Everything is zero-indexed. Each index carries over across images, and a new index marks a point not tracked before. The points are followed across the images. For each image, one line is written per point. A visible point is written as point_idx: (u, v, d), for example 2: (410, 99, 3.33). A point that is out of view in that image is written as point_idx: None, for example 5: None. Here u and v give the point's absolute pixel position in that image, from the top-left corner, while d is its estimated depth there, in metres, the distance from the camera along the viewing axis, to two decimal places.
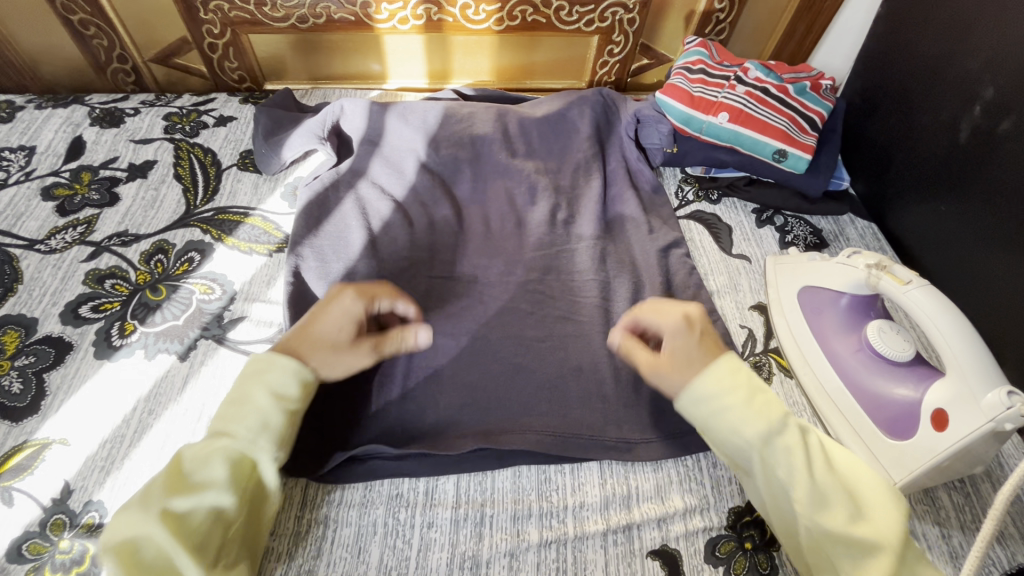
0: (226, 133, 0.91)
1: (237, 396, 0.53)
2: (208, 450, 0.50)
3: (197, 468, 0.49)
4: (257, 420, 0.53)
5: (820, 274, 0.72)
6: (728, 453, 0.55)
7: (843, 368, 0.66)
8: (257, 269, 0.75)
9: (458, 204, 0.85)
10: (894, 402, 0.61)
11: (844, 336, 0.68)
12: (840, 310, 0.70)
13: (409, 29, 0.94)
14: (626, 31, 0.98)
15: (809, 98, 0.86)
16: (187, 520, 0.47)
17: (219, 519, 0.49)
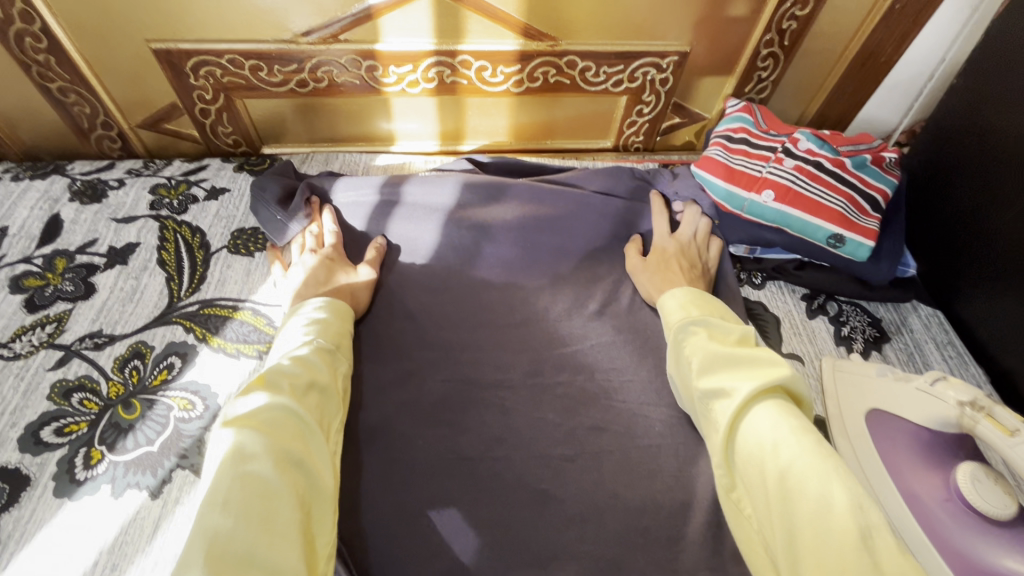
0: (218, 207, 0.83)
1: (311, 320, 0.62)
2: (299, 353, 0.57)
3: (298, 364, 0.56)
4: (336, 336, 0.62)
5: (891, 394, 0.62)
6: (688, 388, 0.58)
7: (927, 519, 0.56)
8: (245, 378, 0.66)
9: (472, 291, 0.76)
10: (995, 572, 0.51)
11: (923, 476, 0.58)
12: (919, 444, 0.59)
13: (419, 92, 0.85)
14: (658, 91, 0.89)
15: (869, 172, 0.76)
16: (299, 401, 0.52)
17: (320, 407, 0.54)
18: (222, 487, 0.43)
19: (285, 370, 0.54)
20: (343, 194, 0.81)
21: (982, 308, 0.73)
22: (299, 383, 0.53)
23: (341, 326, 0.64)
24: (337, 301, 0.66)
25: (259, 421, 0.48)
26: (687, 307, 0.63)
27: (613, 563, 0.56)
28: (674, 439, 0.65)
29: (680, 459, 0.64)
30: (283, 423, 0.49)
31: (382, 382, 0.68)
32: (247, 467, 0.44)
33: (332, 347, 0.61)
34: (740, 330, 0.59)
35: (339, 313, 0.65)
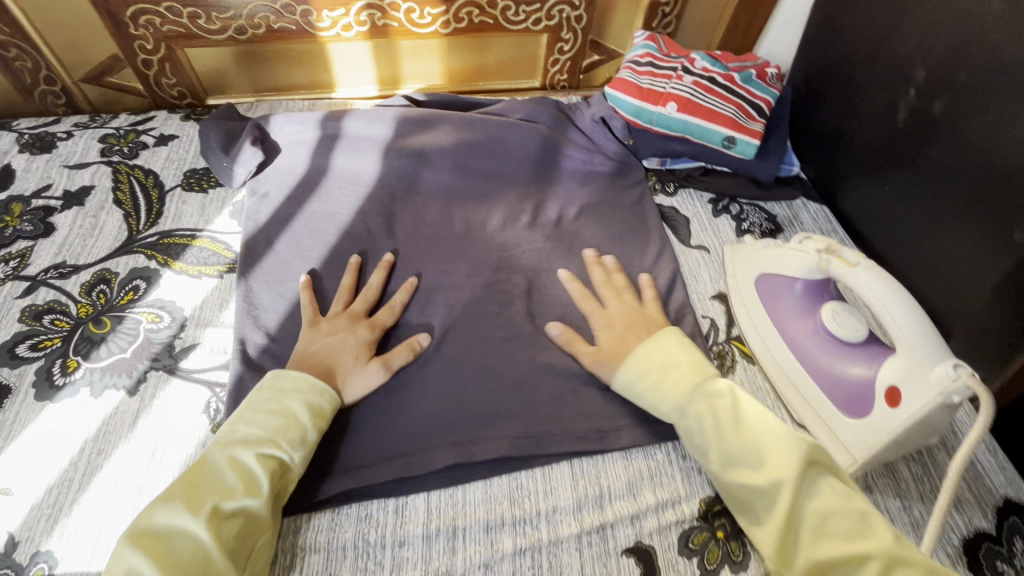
0: (168, 152, 0.87)
1: (278, 408, 0.58)
2: (244, 458, 0.53)
3: (239, 478, 0.52)
4: (299, 438, 0.57)
5: (773, 259, 0.73)
6: (691, 435, 0.59)
7: (799, 352, 0.68)
8: (208, 293, 0.73)
9: (415, 212, 0.83)
10: (846, 381, 0.63)
11: (797, 320, 0.70)
12: (796, 296, 0.71)
13: (354, 35, 0.92)
14: (575, 28, 0.98)
15: (756, 85, 0.87)
16: (218, 529, 0.49)
17: (252, 530, 0.51)
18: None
19: (222, 483, 0.51)
20: (283, 131, 0.87)
21: (852, 194, 0.86)
22: (229, 505, 0.50)
23: (312, 422, 0.58)
24: (315, 381, 0.60)
25: (165, 549, 0.47)
26: (669, 374, 0.62)
27: (546, 414, 0.66)
28: None
29: None
30: (190, 560, 0.47)
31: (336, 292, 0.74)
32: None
33: (289, 453, 0.55)
34: (729, 393, 0.60)
35: (315, 410, 0.59)
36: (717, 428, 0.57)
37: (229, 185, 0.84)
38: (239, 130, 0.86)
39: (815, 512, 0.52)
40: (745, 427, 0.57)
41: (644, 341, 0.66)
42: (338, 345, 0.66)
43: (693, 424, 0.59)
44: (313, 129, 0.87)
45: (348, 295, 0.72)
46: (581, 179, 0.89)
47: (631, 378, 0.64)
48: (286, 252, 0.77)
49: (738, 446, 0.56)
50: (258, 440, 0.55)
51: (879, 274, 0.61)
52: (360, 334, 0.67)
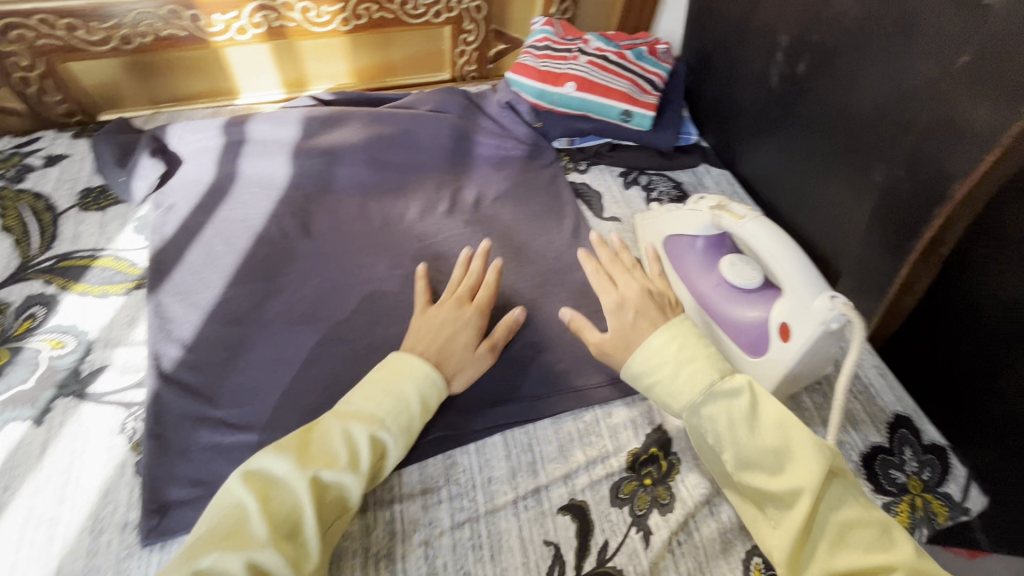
0: (59, 172, 0.83)
1: (393, 390, 0.56)
2: (356, 432, 0.52)
3: (349, 450, 0.51)
4: (404, 425, 0.55)
5: (675, 223, 0.78)
6: (702, 435, 0.55)
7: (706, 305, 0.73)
8: (115, 312, 0.70)
9: (331, 210, 0.83)
10: (748, 325, 0.68)
11: (703, 275, 0.74)
12: (697, 252, 0.76)
13: (250, 38, 0.90)
14: (476, 19, 1.01)
15: (647, 61, 0.92)
16: (288, 505, 0.48)
17: (343, 501, 0.51)
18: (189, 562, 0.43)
19: (331, 455, 0.51)
20: (184, 141, 0.84)
21: (747, 156, 0.92)
22: (331, 474, 0.50)
23: (419, 414, 0.57)
24: (432, 373, 0.58)
25: (271, 498, 0.48)
26: (687, 371, 0.54)
27: (476, 392, 0.68)
28: (523, 297, 0.77)
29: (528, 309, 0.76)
30: (284, 518, 0.47)
31: (255, 298, 0.73)
32: (220, 549, 0.44)
33: (390, 435, 0.54)
34: (747, 390, 0.53)
35: (427, 404, 0.57)
36: (737, 429, 0.52)
37: (129, 201, 0.81)
38: (136, 143, 0.82)
39: (838, 523, 0.48)
40: (764, 430, 0.52)
41: (659, 328, 0.57)
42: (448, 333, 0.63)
43: (707, 423, 0.53)
44: (217, 136, 0.85)
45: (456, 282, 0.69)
46: (496, 165, 0.91)
47: (643, 376, 0.57)
48: (197, 262, 0.75)
49: (755, 446, 0.52)
50: (370, 418, 0.54)
51: (764, 225, 0.67)
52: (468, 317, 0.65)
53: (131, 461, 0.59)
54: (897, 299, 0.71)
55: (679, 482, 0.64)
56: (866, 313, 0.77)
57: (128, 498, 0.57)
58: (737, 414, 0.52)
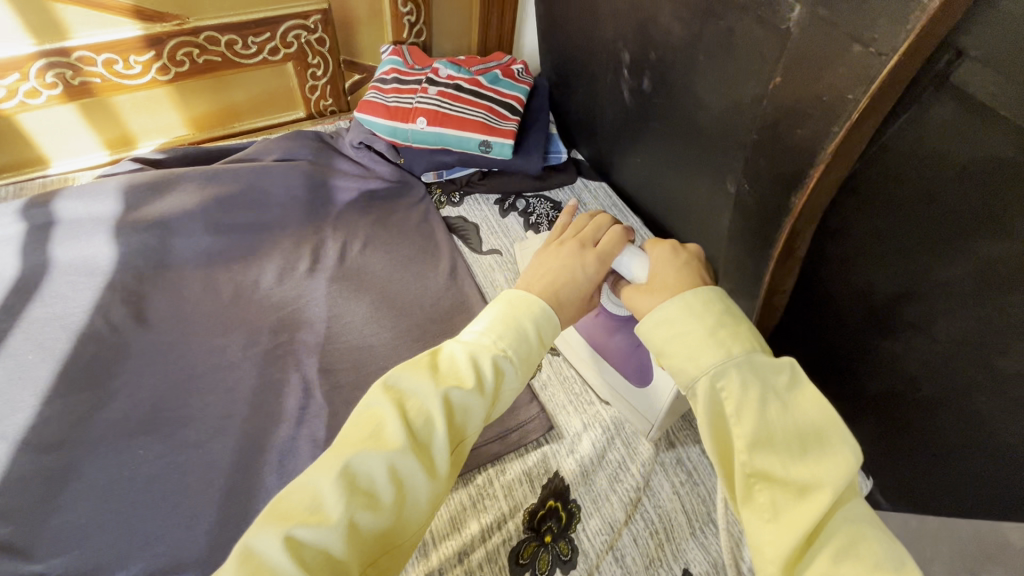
0: None
1: (513, 320, 0.48)
2: (479, 359, 0.45)
3: (474, 371, 0.44)
4: (525, 356, 0.47)
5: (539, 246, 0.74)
6: (727, 410, 0.42)
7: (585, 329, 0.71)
8: None
9: (169, 289, 0.73)
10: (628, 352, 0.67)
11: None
12: None
13: (46, 101, 0.78)
14: (320, 52, 0.93)
15: (503, 85, 0.88)
16: (454, 413, 0.43)
17: (466, 429, 0.44)
18: (335, 462, 0.39)
19: (410, 419, 0.41)
20: None
21: (620, 167, 0.91)
22: (459, 397, 0.43)
23: (537, 346, 0.48)
24: (550, 313, 0.50)
25: (407, 411, 0.42)
26: (721, 335, 0.44)
27: None
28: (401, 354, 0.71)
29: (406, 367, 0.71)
30: (425, 426, 0.41)
31: (79, 412, 0.62)
32: (359, 453, 0.39)
33: (512, 365, 0.46)
34: (788, 368, 0.44)
35: (541, 332, 0.49)
36: (763, 396, 0.42)
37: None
38: None
39: (850, 528, 0.37)
40: (794, 403, 0.42)
41: (686, 291, 0.47)
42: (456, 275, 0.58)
43: (727, 392, 0.42)
44: (15, 222, 0.72)
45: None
46: (360, 209, 0.84)
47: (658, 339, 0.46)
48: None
49: (779, 423, 0.41)
50: (489, 342, 0.46)
51: None
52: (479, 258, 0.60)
53: None
54: (769, 299, 0.71)
55: (579, 532, 0.61)
56: (745, 316, 0.78)
57: None
58: (758, 383, 0.42)
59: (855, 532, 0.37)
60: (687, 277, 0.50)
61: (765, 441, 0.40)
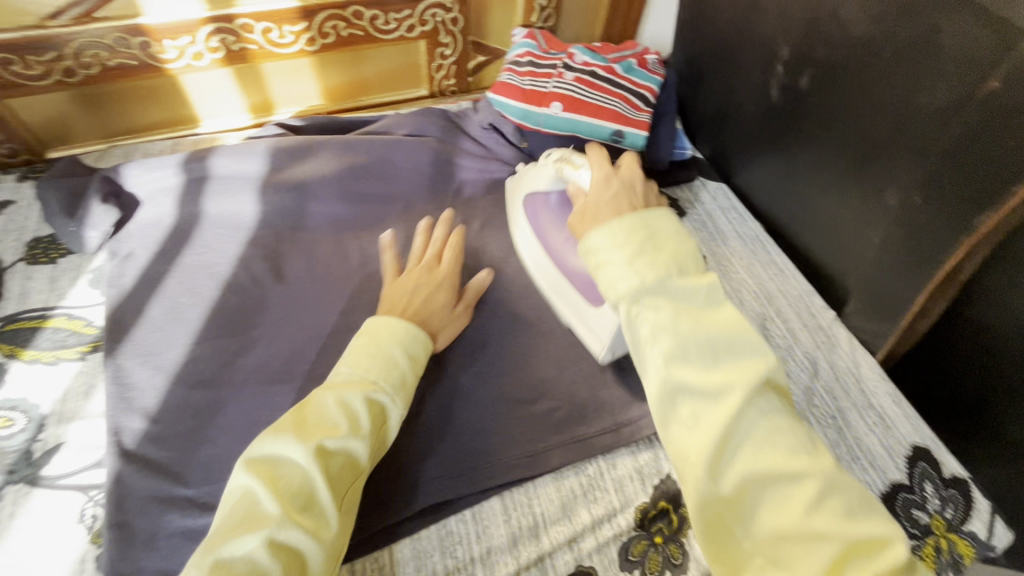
0: (4, 222, 0.76)
1: (378, 352, 0.56)
2: (352, 399, 0.51)
3: (346, 419, 0.50)
4: (397, 381, 0.55)
5: (534, 177, 0.75)
6: (688, 421, 0.40)
7: (556, 260, 0.71)
8: (70, 380, 0.64)
9: (304, 250, 0.77)
10: (583, 275, 0.67)
11: (559, 229, 0.72)
12: (552, 206, 0.74)
13: (208, 64, 0.83)
14: (453, 31, 0.94)
15: (638, 74, 0.86)
16: (328, 464, 0.47)
17: (354, 474, 0.49)
18: (215, 552, 0.41)
19: (274, 485, 0.44)
20: (140, 180, 0.77)
21: (745, 171, 0.88)
22: (333, 445, 0.48)
23: (410, 370, 0.57)
24: (413, 331, 0.59)
25: (277, 480, 0.45)
26: (665, 337, 0.42)
27: (471, 450, 0.63)
28: (515, 338, 0.72)
29: (520, 351, 0.71)
30: (296, 492, 0.45)
31: (225, 354, 0.67)
32: (240, 536, 0.41)
33: (387, 397, 0.54)
34: (705, 287, 0.44)
35: (412, 356, 0.58)
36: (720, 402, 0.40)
37: (82, 251, 0.74)
38: (87, 186, 0.75)
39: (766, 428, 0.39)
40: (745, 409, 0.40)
41: (628, 215, 0.47)
42: (424, 294, 0.65)
43: (686, 394, 0.40)
44: (175, 174, 0.78)
45: (422, 247, 0.71)
46: (480, 190, 0.85)
47: (608, 282, 0.44)
48: (160, 318, 0.69)
49: (710, 338, 0.42)
50: (360, 383, 0.53)
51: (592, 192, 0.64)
52: (439, 280, 0.67)
53: (92, 554, 0.54)
54: (912, 323, 0.68)
55: (691, 538, 0.59)
56: (879, 338, 0.73)
57: None
58: (730, 382, 0.40)
59: (835, 526, 0.35)
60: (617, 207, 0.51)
61: (722, 452, 0.39)
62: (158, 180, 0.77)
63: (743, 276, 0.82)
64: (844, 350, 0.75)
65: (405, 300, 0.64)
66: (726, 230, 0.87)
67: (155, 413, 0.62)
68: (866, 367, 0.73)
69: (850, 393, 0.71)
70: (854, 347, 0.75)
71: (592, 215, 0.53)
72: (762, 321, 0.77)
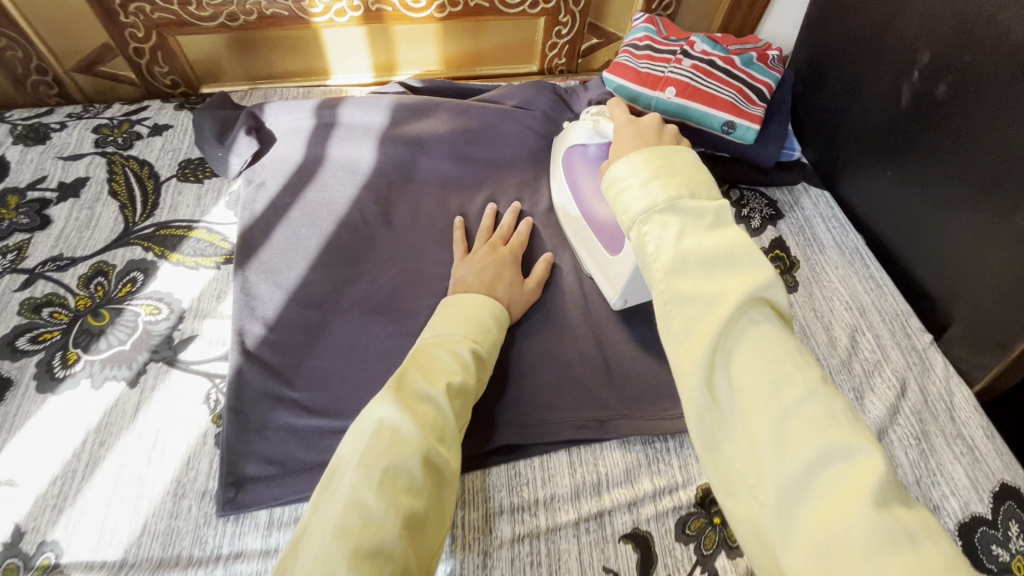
0: (163, 142, 0.87)
1: (472, 317, 0.62)
2: (462, 351, 0.57)
3: (463, 367, 0.56)
4: (491, 342, 0.61)
5: (578, 133, 0.78)
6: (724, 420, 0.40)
7: (584, 207, 0.76)
8: (206, 284, 0.73)
9: (411, 201, 0.82)
10: (608, 222, 0.72)
11: (594, 179, 0.75)
12: (588, 155, 0.77)
13: (348, 21, 0.91)
14: (573, 11, 0.97)
15: (757, 68, 0.86)
16: (451, 404, 0.52)
17: (465, 415, 0.54)
18: (378, 471, 0.44)
19: (416, 415, 0.48)
20: (279, 120, 0.86)
21: (852, 180, 0.85)
22: (457, 383, 0.53)
23: (498, 335, 0.63)
24: (501, 308, 0.65)
25: (417, 411, 0.49)
26: (685, 278, 0.42)
27: (545, 405, 0.66)
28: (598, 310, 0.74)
29: (601, 322, 0.74)
30: (433, 421, 0.49)
31: (335, 283, 0.73)
32: (398, 457, 0.45)
33: (486, 353, 0.60)
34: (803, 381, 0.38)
35: (499, 321, 0.64)
36: (729, 366, 0.39)
37: (224, 175, 0.84)
38: (234, 120, 0.84)
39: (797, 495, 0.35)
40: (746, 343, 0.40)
41: (657, 202, 0.45)
42: (491, 272, 0.70)
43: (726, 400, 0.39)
44: (308, 117, 0.86)
45: (489, 234, 0.77)
46: None
47: (622, 207, 0.47)
48: (282, 242, 0.76)
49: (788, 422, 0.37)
50: (463, 339, 0.58)
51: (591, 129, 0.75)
52: (505, 260, 0.72)
53: (212, 431, 0.62)
54: (1021, 357, 0.65)
55: None
56: (979, 368, 0.70)
57: (208, 467, 0.60)
58: (660, 182, 0.45)
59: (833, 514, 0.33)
60: (643, 142, 0.53)
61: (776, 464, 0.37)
62: (294, 122, 0.86)
63: (837, 285, 0.80)
64: (937, 376, 0.72)
65: (476, 276, 0.69)
66: (824, 238, 0.85)
67: (272, 323, 0.69)
68: (960, 397, 0.70)
69: (939, 418, 0.69)
70: (949, 375, 0.72)
71: (615, 152, 0.55)
72: (852, 332, 0.76)
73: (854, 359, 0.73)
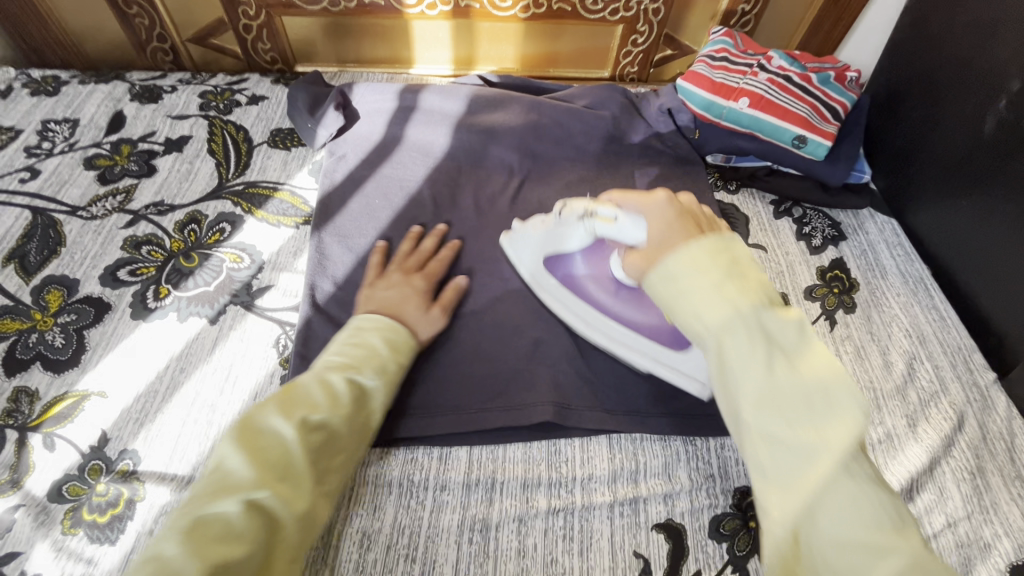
0: (258, 111, 0.94)
1: (361, 342, 0.59)
2: (333, 380, 0.55)
3: (322, 398, 0.53)
4: (376, 367, 0.58)
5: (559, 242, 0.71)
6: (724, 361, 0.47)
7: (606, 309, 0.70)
8: (285, 241, 0.79)
9: (478, 185, 0.86)
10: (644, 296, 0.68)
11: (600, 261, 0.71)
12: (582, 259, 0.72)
13: (437, 14, 0.96)
14: (651, 21, 0.99)
15: (832, 88, 0.87)
16: (306, 439, 0.50)
17: (326, 450, 0.52)
18: (188, 520, 0.44)
19: (256, 455, 0.48)
20: (365, 100, 0.92)
21: (923, 208, 0.84)
22: (314, 419, 0.51)
23: (391, 356, 0.60)
24: (400, 333, 0.61)
25: (256, 447, 0.49)
26: (728, 289, 0.47)
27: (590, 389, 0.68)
28: None
29: None
30: (275, 461, 0.48)
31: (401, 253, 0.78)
32: (210, 507, 0.45)
33: (370, 380, 0.57)
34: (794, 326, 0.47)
35: (394, 346, 0.60)
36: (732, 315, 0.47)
37: (310, 145, 0.90)
38: (324, 97, 0.91)
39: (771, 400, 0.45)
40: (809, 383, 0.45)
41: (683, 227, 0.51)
42: (397, 299, 0.66)
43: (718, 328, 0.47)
44: (392, 100, 0.91)
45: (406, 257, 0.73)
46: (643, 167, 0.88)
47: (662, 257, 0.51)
48: (357, 211, 0.81)
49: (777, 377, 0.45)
50: (337, 367, 0.56)
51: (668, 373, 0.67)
52: (416, 286, 0.68)
53: (279, 372, 0.67)
54: None
55: None
56: None
57: None
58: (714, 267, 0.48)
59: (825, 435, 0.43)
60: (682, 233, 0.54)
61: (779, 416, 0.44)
62: (377, 102, 0.91)
63: (897, 312, 0.78)
64: (998, 415, 0.69)
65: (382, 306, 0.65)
66: (887, 264, 0.83)
67: (341, 282, 0.74)
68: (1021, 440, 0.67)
69: (997, 456, 0.66)
70: (1011, 415, 0.69)
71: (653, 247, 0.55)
72: (910, 359, 0.74)
73: (910, 386, 0.72)
